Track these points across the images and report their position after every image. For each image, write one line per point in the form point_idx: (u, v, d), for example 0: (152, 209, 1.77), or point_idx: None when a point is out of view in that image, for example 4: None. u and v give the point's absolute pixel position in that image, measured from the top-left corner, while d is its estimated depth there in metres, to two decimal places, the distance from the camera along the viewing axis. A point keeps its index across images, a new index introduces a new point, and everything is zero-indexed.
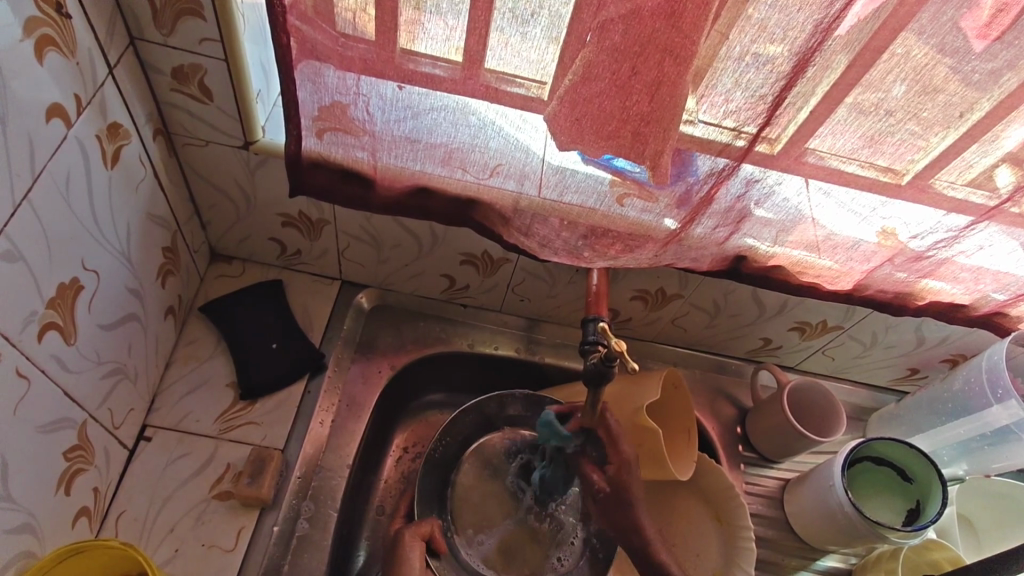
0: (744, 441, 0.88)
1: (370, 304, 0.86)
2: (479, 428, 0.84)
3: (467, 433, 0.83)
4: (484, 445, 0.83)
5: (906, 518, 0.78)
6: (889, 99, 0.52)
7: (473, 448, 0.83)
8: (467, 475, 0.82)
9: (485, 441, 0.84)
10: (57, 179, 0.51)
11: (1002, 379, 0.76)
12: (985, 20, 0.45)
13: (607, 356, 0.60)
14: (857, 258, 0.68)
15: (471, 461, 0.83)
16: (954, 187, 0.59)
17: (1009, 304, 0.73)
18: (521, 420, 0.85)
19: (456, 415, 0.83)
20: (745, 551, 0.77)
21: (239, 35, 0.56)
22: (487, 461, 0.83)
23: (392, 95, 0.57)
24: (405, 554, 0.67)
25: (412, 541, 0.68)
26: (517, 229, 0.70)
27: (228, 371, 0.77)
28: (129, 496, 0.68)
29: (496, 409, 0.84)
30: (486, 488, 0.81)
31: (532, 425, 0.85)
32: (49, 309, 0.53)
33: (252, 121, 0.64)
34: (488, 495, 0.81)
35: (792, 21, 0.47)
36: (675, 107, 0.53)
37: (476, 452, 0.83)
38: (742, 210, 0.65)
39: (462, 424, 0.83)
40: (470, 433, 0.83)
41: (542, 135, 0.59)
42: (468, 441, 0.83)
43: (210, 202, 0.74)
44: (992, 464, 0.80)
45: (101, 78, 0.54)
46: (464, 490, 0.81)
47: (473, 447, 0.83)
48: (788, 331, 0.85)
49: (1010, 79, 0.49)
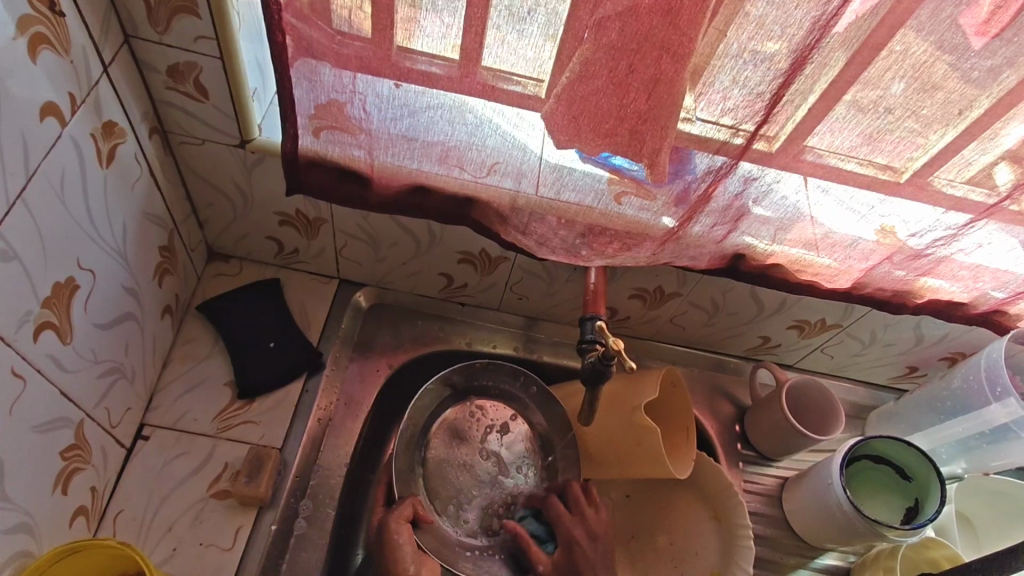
0: (743, 439, 0.88)
1: (368, 303, 0.86)
2: (447, 399, 0.81)
3: (438, 405, 0.80)
4: (453, 417, 0.81)
5: (904, 516, 0.78)
6: (888, 97, 0.51)
7: (441, 422, 0.80)
8: (438, 446, 0.80)
9: (453, 412, 0.81)
10: (52, 178, 0.51)
11: (1002, 377, 0.76)
12: (984, 16, 0.45)
13: (606, 355, 0.61)
14: (856, 257, 0.68)
15: (440, 433, 0.80)
16: (954, 184, 0.58)
17: (1009, 302, 0.73)
18: (490, 388, 0.83)
19: (427, 385, 0.80)
20: (744, 549, 0.76)
21: (234, 32, 0.55)
22: (456, 431, 0.81)
23: (388, 92, 0.57)
24: (396, 541, 0.67)
25: (399, 525, 0.69)
26: (514, 227, 0.70)
27: (225, 369, 0.76)
28: (127, 496, 0.67)
29: (462, 380, 0.81)
30: (459, 459, 0.80)
31: (502, 394, 0.83)
32: (45, 309, 0.53)
33: (248, 119, 0.63)
34: (461, 465, 0.80)
35: (790, 18, 0.46)
36: (673, 105, 0.52)
37: (445, 423, 0.81)
38: (741, 209, 0.65)
39: (431, 397, 0.80)
40: (440, 406, 0.81)
41: (539, 133, 0.59)
42: (436, 414, 0.80)
43: (207, 201, 0.74)
44: (991, 462, 0.80)
45: (95, 76, 0.54)
46: (438, 462, 0.79)
47: (441, 419, 0.80)
48: (787, 329, 0.85)
49: (1009, 76, 0.49)
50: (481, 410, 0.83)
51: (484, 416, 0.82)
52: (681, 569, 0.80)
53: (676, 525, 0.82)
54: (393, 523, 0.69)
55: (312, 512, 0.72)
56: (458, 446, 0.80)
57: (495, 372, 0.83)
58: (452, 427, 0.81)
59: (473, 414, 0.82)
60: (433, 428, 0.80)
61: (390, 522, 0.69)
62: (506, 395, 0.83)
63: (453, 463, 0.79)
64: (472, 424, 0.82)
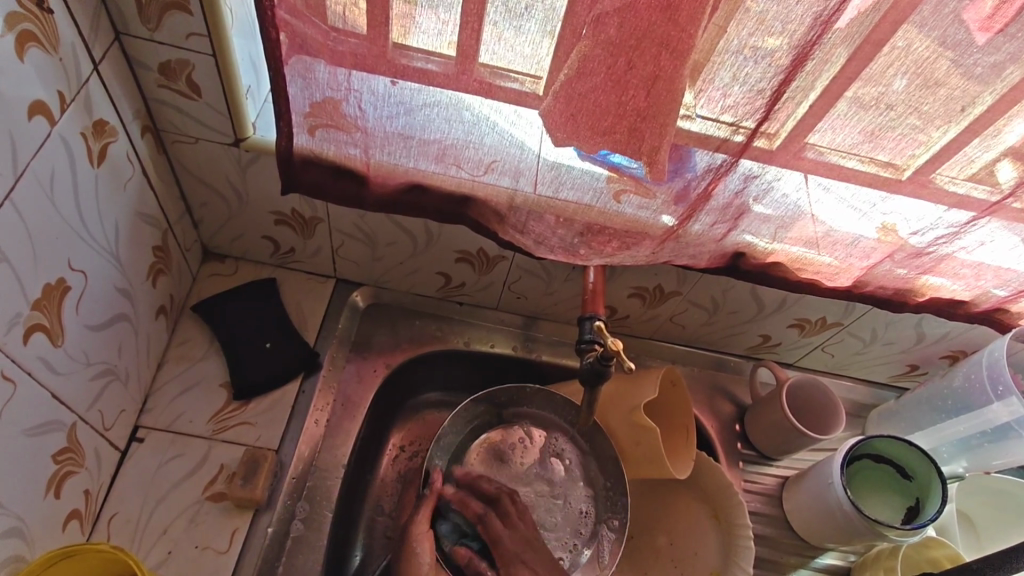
0: (743, 439, 0.88)
1: (365, 302, 0.85)
2: (488, 421, 0.79)
3: (479, 422, 0.79)
4: (496, 438, 0.79)
5: (904, 515, 0.78)
6: (889, 93, 0.51)
7: (483, 441, 0.78)
8: (474, 461, 0.77)
9: (495, 434, 0.79)
10: (41, 179, 0.50)
11: (1004, 376, 0.75)
12: (988, 11, 0.44)
13: (605, 355, 0.61)
14: (857, 255, 0.68)
15: (480, 451, 0.78)
16: (955, 182, 0.58)
17: (1010, 300, 0.73)
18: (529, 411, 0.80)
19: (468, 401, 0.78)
20: (744, 550, 0.76)
21: (226, 29, 0.54)
22: (496, 451, 0.78)
23: (384, 90, 0.56)
24: (415, 550, 0.68)
25: (422, 534, 0.69)
26: (512, 226, 0.69)
27: (221, 370, 0.76)
28: (121, 498, 0.67)
29: (504, 400, 0.80)
30: (493, 477, 0.77)
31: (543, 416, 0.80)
32: (35, 310, 0.52)
33: (241, 117, 0.63)
34: None
35: (791, 14, 0.46)
36: (673, 102, 0.52)
37: (485, 441, 0.78)
38: (741, 207, 0.64)
39: (476, 413, 0.79)
40: (480, 424, 0.79)
41: (537, 131, 0.58)
42: (478, 431, 0.79)
43: (202, 200, 0.73)
44: (992, 461, 0.79)
45: (85, 74, 0.53)
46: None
47: (484, 438, 0.78)
48: (787, 328, 0.84)
49: (1013, 72, 0.48)
50: (529, 437, 0.79)
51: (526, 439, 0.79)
52: (680, 568, 0.79)
53: (676, 526, 0.82)
54: (415, 528, 0.69)
55: (309, 514, 0.72)
56: (496, 464, 0.77)
57: (540, 398, 0.80)
58: (492, 445, 0.78)
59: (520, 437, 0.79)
60: (473, 445, 0.78)
61: (414, 529, 0.69)
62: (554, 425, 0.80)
63: (489, 478, 0.76)
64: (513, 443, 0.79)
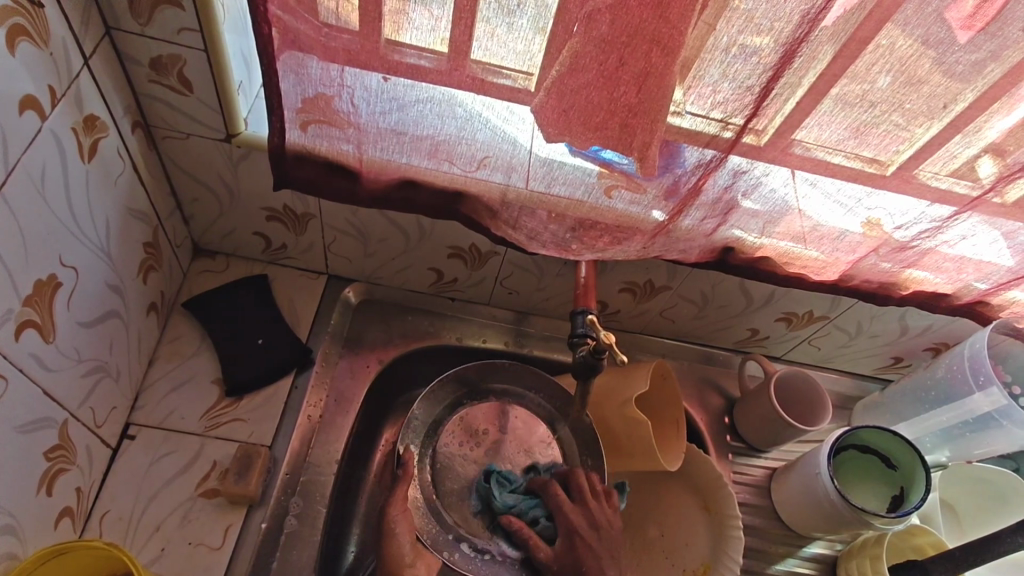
0: (732, 431, 0.89)
1: (357, 298, 0.86)
2: (461, 398, 0.79)
3: (449, 399, 0.78)
4: (469, 415, 0.78)
5: (889, 504, 0.80)
6: (874, 90, 0.52)
7: (456, 417, 0.78)
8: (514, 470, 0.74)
9: (470, 411, 0.78)
10: (32, 174, 0.50)
11: (984, 366, 0.77)
12: (969, 11, 0.46)
13: (597, 348, 0.61)
14: (843, 249, 0.69)
15: (456, 432, 0.77)
16: (938, 177, 0.59)
17: (992, 293, 0.74)
18: (506, 394, 0.81)
19: (435, 383, 0.77)
20: (734, 539, 0.77)
21: (218, 25, 0.55)
22: (472, 431, 0.78)
23: (377, 85, 0.56)
24: (394, 530, 0.64)
25: (400, 516, 0.65)
26: (504, 222, 0.69)
27: (212, 368, 0.75)
28: (113, 496, 0.66)
29: (476, 376, 0.80)
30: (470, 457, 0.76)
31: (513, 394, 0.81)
32: (27, 307, 0.52)
33: (232, 113, 0.62)
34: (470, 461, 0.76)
35: (779, 12, 0.47)
36: (664, 98, 0.52)
37: (460, 419, 0.78)
38: (730, 202, 0.65)
39: (447, 390, 0.79)
40: (452, 401, 0.79)
41: (530, 127, 0.59)
42: (447, 409, 0.78)
43: (192, 196, 0.73)
44: (974, 450, 0.82)
45: (76, 68, 0.53)
46: (448, 458, 0.76)
47: (454, 417, 0.78)
48: (775, 322, 0.86)
49: (993, 70, 0.49)
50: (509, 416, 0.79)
51: (505, 418, 0.79)
52: (672, 558, 0.80)
53: (666, 514, 0.83)
54: (391, 511, 0.65)
55: (303, 510, 0.72)
56: (472, 444, 0.77)
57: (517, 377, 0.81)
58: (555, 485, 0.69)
59: (495, 418, 0.79)
60: (447, 424, 0.77)
61: (390, 511, 0.65)
62: (539, 407, 0.81)
63: (464, 459, 0.76)
64: (489, 423, 0.78)
